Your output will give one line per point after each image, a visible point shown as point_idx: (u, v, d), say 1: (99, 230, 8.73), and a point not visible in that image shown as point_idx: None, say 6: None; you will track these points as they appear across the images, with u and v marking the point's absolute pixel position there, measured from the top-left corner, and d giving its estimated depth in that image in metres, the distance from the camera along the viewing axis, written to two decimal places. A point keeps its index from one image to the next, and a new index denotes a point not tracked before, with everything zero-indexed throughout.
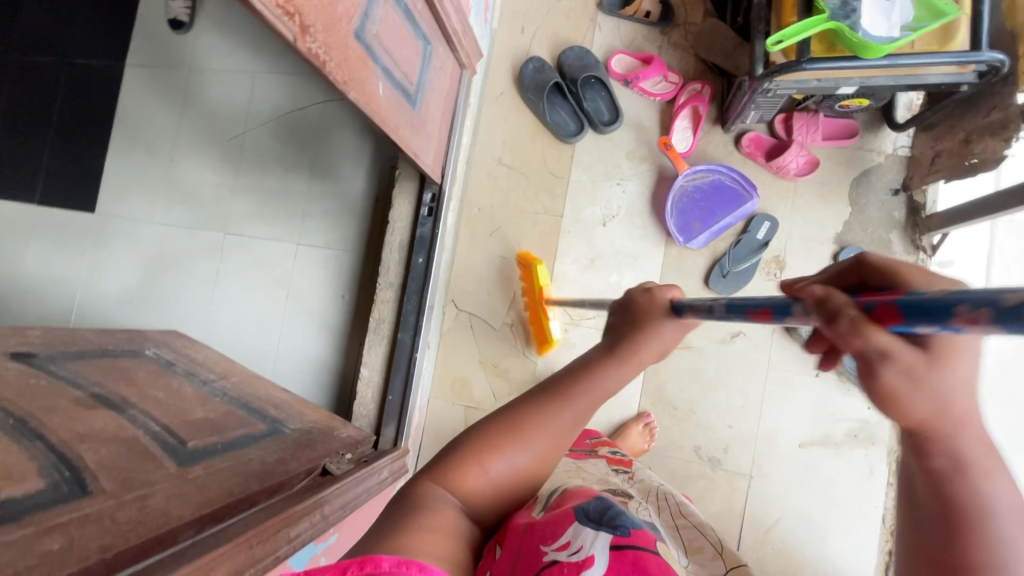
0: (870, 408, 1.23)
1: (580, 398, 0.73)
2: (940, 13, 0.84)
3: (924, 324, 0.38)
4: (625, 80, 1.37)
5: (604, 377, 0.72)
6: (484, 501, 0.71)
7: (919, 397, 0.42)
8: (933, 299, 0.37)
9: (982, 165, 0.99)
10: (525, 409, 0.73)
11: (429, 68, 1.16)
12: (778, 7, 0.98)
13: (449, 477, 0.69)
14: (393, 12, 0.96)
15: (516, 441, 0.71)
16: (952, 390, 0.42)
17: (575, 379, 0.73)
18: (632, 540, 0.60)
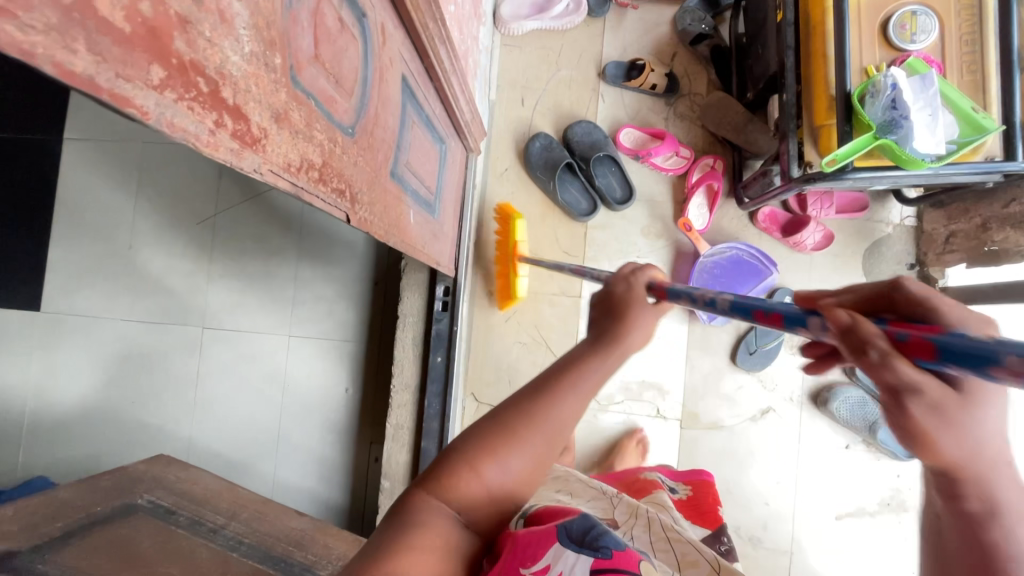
0: (901, 476, 1.27)
1: (580, 394, 0.58)
2: (980, 128, 0.86)
3: (958, 367, 0.32)
4: (636, 155, 1.34)
5: (604, 368, 0.59)
6: (478, 515, 0.57)
7: (941, 438, 0.36)
8: (978, 336, 0.31)
9: (1004, 254, 1.03)
10: (511, 415, 0.57)
11: (445, 167, 1.08)
12: (807, 104, 0.98)
13: (440, 487, 0.55)
14: (417, 131, 0.88)
15: (510, 449, 0.56)
16: (988, 433, 0.36)
17: (570, 369, 0.59)
18: (615, 563, 0.51)
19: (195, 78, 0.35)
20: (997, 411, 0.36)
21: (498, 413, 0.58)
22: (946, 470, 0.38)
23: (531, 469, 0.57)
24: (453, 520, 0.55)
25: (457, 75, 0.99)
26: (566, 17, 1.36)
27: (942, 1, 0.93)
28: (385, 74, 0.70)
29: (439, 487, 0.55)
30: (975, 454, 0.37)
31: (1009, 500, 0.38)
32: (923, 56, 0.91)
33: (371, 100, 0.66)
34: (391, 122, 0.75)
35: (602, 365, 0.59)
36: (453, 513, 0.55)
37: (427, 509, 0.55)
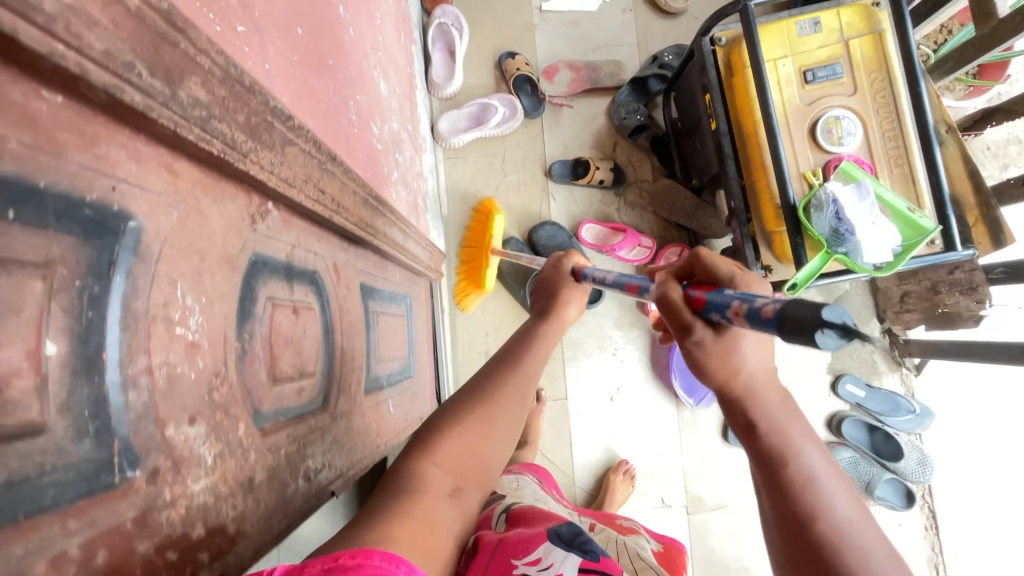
0: (903, 523, 1.26)
1: (536, 354, 0.74)
2: (920, 231, 0.89)
3: (714, 315, 0.44)
4: (600, 249, 1.36)
5: (546, 335, 0.77)
6: (470, 473, 0.61)
7: (713, 365, 0.46)
8: (731, 293, 0.44)
9: (957, 317, 1.08)
10: (488, 379, 0.68)
11: (413, 319, 1.05)
12: (757, 210, 1.02)
13: (431, 449, 0.60)
14: (383, 316, 0.86)
15: (484, 404, 0.65)
16: (747, 362, 0.46)
17: (524, 339, 0.76)
18: (602, 565, 0.59)
19: (161, 559, 0.32)
20: (754, 344, 0.46)
21: (478, 381, 0.68)
22: (722, 392, 0.48)
23: (505, 423, 0.66)
24: (450, 480, 0.59)
25: (409, 236, 0.98)
26: (504, 124, 1.37)
27: (859, 101, 0.98)
28: (345, 303, 0.69)
29: (432, 446, 0.60)
30: (728, 379, 0.46)
31: (757, 411, 0.47)
32: (854, 158, 0.96)
33: (336, 348, 0.64)
34: (359, 339, 0.73)
35: (546, 334, 0.77)
36: (449, 469, 0.59)
37: (414, 471, 0.57)
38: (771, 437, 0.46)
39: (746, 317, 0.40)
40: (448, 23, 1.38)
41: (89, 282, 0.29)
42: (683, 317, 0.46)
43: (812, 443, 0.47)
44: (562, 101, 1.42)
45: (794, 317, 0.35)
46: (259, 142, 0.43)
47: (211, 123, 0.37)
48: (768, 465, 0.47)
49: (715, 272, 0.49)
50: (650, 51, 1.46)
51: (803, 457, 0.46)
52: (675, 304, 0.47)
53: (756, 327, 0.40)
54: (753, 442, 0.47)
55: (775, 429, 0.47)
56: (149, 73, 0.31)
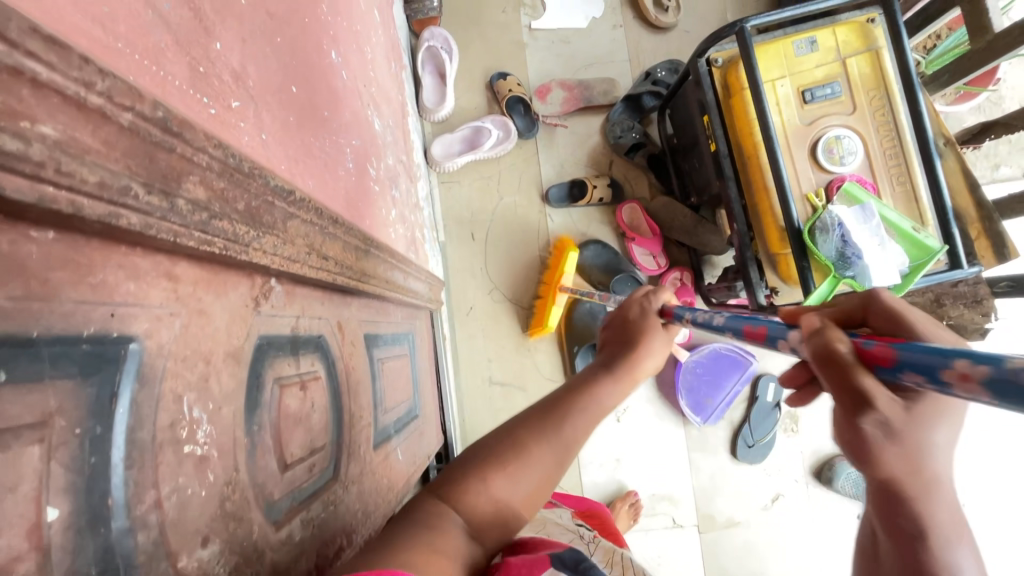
0: None
1: (590, 419, 0.63)
2: (925, 252, 0.88)
3: (910, 374, 0.37)
4: (624, 232, 1.36)
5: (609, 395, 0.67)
6: (490, 529, 0.54)
7: (888, 454, 0.42)
8: (932, 348, 0.37)
9: (962, 329, 1.07)
10: (526, 426, 0.61)
11: (416, 355, 1.03)
12: (760, 232, 1.01)
13: (457, 494, 0.54)
14: (387, 362, 0.84)
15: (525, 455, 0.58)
16: (931, 454, 0.43)
17: (579, 396, 0.65)
18: None
19: None
20: (946, 434, 0.43)
21: (518, 425, 0.61)
22: (891, 484, 0.44)
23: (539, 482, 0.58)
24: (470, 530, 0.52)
25: (409, 274, 0.96)
26: (499, 147, 1.35)
27: (859, 120, 0.97)
28: (350, 361, 0.66)
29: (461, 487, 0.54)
30: (909, 473, 0.43)
31: (929, 519, 0.45)
32: (857, 179, 0.95)
33: (343, 411, 0.61)
34: (365, 394, 0.70)
35: (605, 398, 0.66)
36: (487, 509, 0.54)
37: (435, 511, 0.52)
38: (936, 549, 0.44)
39: (973, 380, 0.33)
40: (437, 45, 1.34)
41: (89, 424, 0.27)
42: (857, 373, 0.40)
43: (978, 571, 0.45)
44: (556, 121, 1.41)
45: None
46: (260, 227, 0.41)
47: (212, 223, 0.34)
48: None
49: (898, 318, 0.45)
50: (642, 66, 1.45)
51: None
52: (843, 353, 0.41)
53: (997, 399, 0.32)
54: (908, 546, 0.46)
55: (941, 546, 0.45)
56: (146, 190, 0.28)
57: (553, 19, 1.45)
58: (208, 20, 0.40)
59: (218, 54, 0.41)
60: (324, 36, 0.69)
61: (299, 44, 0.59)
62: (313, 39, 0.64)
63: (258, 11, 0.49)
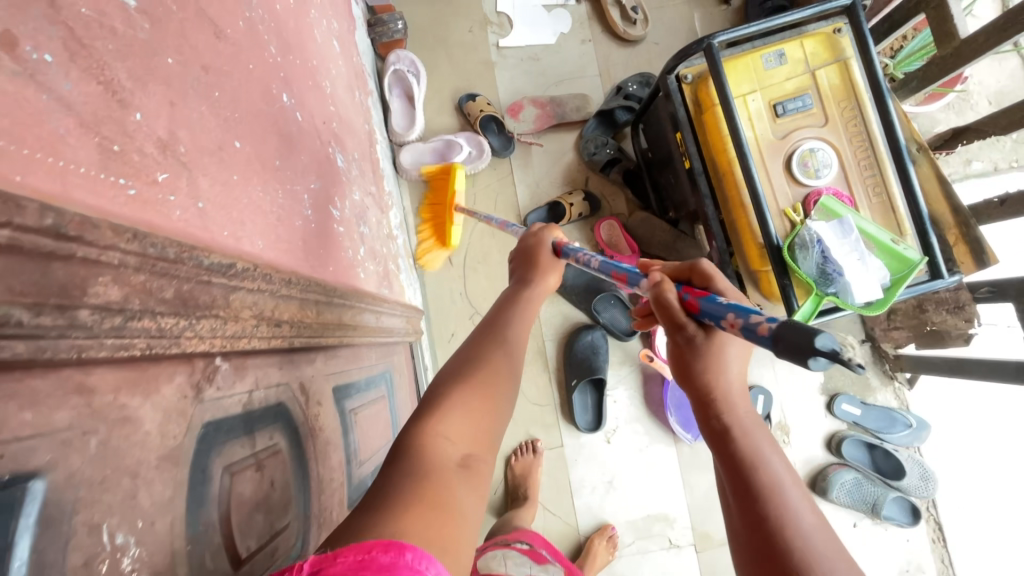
0: (909, 539, 1.25)
1: (520, 320, 0.71)
2: (906, 263, 0.87)
3: (709, 318, 0.49)
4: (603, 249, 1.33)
5: (529, 305, 0.75)
6: (473, 434, 0.56)
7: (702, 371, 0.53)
8: (724, 302, 0.48)
9: (946, 335, 1.06)
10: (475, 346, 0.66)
11: (395, 395, 0.99)
12: (739, 249, 0.99)
13: (440, 415, 0.55)
14: (362, 411, 0.80)
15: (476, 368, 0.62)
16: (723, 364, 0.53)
17: (508, 310, 0.72)
18: None
19: None
20: (737, 352, 0.53)
21: (467, 352, 0.65)
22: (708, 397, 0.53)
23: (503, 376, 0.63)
24: (461, 452, 0.53)
25: (382, 313, 0.92)
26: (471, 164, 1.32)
27: (831, 132, 0.96)
28: (317, 423, 0.62)
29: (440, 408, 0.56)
30: (714, 386, 0.53)
31: (733, 418, 0.53)
32: (833, 191, 0.94)
33: (311, 480, 0.58)
34: (336, 453, 0.66)
35: (529, 304, 0.74)
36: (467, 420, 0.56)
37: (422, 445, 0.51)
38: (744, 445, 0.52)
39: (739, 324, 0.45)
40: (403, 67, 1.32)
41: None
42: (678, 316, 0.51)
43: (780, 456, 0.52)
44: (531, 140, 1.39)
45: (790, 334, 0.38)
46: (193, 312, 0.37)
47: (127, 325, 0.31)
48: (740, 474, 0.51)
49: (711, 282, 0.55)
50: (613, 80, 1.43)
51: (767, 467, 0.51)
52: (671, 302, 0.52)
53: (745, 338, 0.44)
54: (728, 450, 0.52)
55: (749, 440, 0.52)
56: (34, 312, 0.25)
57: (521, 37, 1.43)
58: (125, 91, 0.36)
59: (138, 126, 0.37)
60: (273, 79, 0.65)
61: (243, 94, 0.55)
62: (260, 84, 0.61)
63: (190, 67, 0.46)
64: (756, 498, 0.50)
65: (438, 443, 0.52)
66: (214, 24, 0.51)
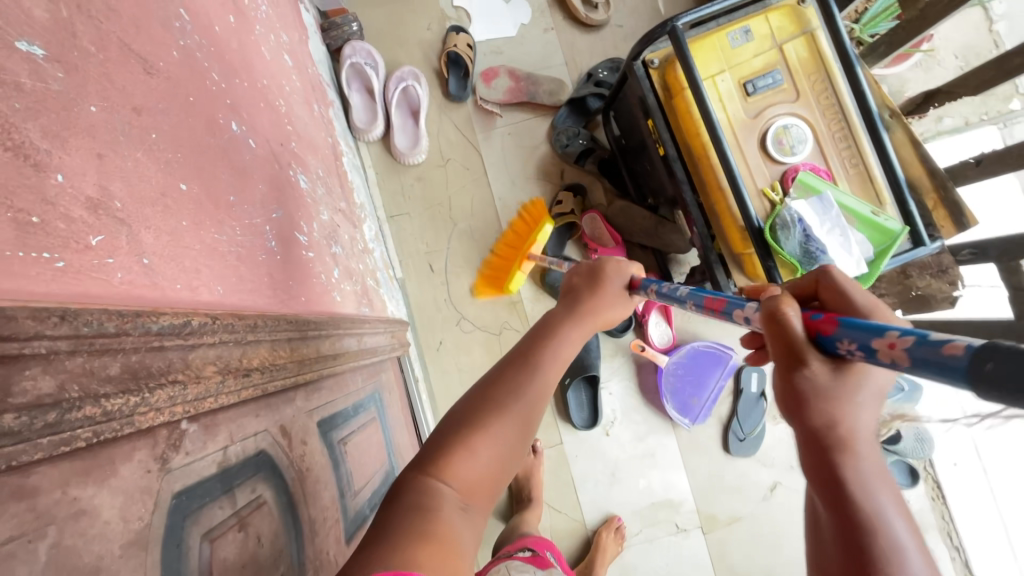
0: (910, 499, 1.28)
1: (552, 362, 0.63)
2: (887, 233, 0.87)
3: (851, 339, 0.43)
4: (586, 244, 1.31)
5: (577, 332, 0.67)
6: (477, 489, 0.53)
7: (820, 406, 0.45)
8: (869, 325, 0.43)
9: (931, 300, 1.05)
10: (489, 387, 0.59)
11: (386, 413, 0.97)
12: (721, 233, 0.97)
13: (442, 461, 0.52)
14: (351, 440, 0.77)
15: (496, 414, 0.56)
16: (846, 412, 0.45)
17: (540, 345, 0.64)
18: None
19: None
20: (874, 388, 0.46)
21: (485, 390, 0.59)
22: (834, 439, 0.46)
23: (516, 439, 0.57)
24: (462, 497, 0.52)
25: (365, 335, 0.89)
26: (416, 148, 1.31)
27: (804, 106, 0.94)
28: (305, 463, 0.60)
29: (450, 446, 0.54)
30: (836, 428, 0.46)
31: (854, 470, 0.46)
32: (810, 167, 0.93)
33: (302, 525, 0.56)
34: (327, 490, 0.64)
35: (568, 339, 0.66)
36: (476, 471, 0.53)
37: (425, 491, 0.50)
38: (859, 498, 0.45)
39: (902, 352, 0.39)
40: (360, 61, 1.29)
41: None
42: (801, 344, 0.45)
43: (900, 512, 0.46)
44: (494, 108, 1.36)
45: (999, 357, 0.32)
46: (146, 384, 0.35)
47: (63, 419, 0.28)
48: (850, 528, 0.45)
49: (846, 300, 0.51)
50: (580, 68, 1.40)
51: (887, 523, 0.45)
52: (795, 324, 0.46)
53: (918, 360, 0.38)
54: (839, 500, 0.46)
55: (869, 495, 0.46)
56: None
57: (482, 31, 1.39)
58: (39, 153, 0.33)
59: (60, 188, 0.34)
60: (218, 107, 0.61)
61: (183, 130, 0.52)
62: (203, 116, 0.57)
63: (118, 111, 0.42)
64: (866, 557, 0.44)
65: (443, 493, 0.51)
66: (142, 59, 0.48)
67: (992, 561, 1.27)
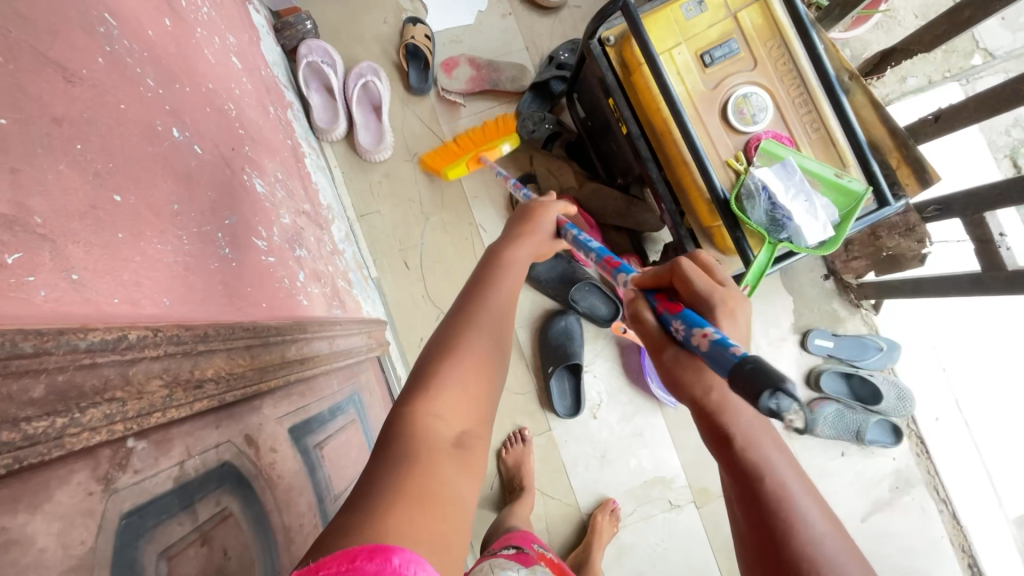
0: (896, 458, 1.30)
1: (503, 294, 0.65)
2: (851, 196, 0.87)
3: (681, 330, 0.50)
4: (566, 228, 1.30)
5: (520, 263, 0.70)
6: (467, 411, 0.55)
7: (691, 376, 0.52)
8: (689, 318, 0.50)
9: (902, 259, 1.07)
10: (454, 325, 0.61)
11: (367, 414, 0.96)
12: (689, 206, 0.97)
13: (431, 396, 0.53)
14: (329, 444, 0.76)
15: (467, 338, 0.59)
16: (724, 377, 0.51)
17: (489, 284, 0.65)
18: None
19: None
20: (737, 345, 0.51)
21: (455, 327, 0.60)
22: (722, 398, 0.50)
23: (488, 367, 0.58)
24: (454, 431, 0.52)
25: (337, 337, 0.88)
26: (380, 143, 1.29)
27: (763, 73, 0.94)
28: (275, 471, 0.59)
29: (435, 381, 0.55)
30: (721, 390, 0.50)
31: (741, 427, 0.50)
32: (772, 134, 0.92)
33: (275, 532, 0.55)
34: (303, 495, 0.63)
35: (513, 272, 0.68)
36: (463, 391, 0.55)
37: (413, 436, 0.49)
38: (753, 454, 0.49)
39: (707, 340, 0.46)
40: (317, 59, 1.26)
41: None
42: (652, 328, 0.55)
43: (786, 459, 0.50)
44: (457, 98, 1.34)
45: (743, 374, 0.41)
46: (76, 404, 0.34)
47: None
48: (749, 483, 0.49)
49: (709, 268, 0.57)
50: (541, 52, 1.38)
51: (776, 474, 0.49)
52: (646, 315, 0.55)
53: (709, 356, 0.46)
54: (737, 461, 0.50)
55: (756, 448, 0.50)
56: None
57: (439, 21, 1.37)
58: None
59: None
60: (156, 113, 0.59)
61: (116, 140, 0.50)
62: (138, 124, 0.55)
63: (34, 123, 0.40)
64: (765, 508, 0.48)
65: (433, 424, 0.51)
66: (61, 67, 0.46)
67: (979, 512, 1.29)
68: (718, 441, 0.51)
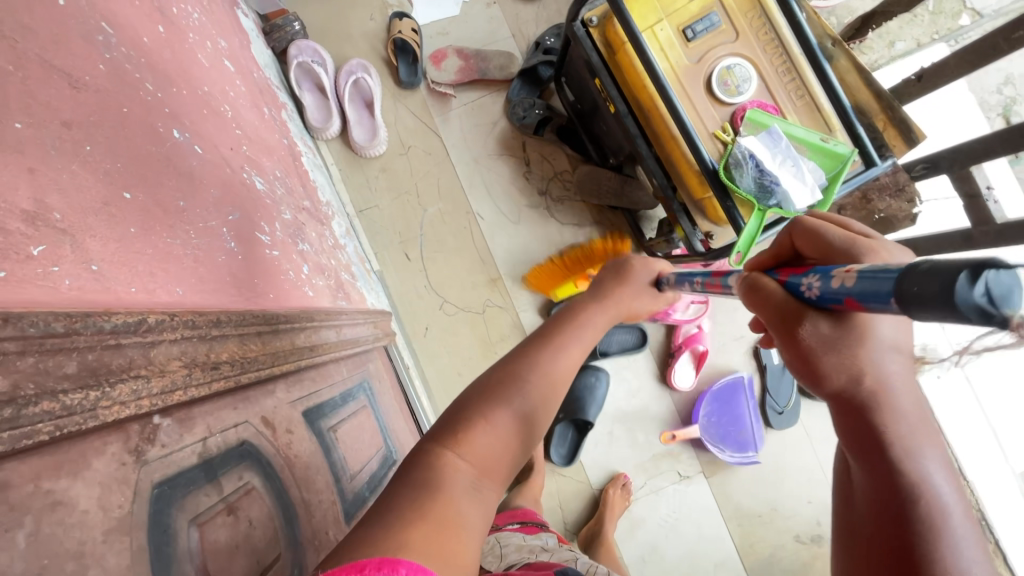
0: None
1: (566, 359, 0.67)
2: (839, 157, 0.89)
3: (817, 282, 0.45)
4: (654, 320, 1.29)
5: (594, 331, 0.73)
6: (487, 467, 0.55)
7: (830, 362, 0.47)
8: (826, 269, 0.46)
9: (894, 221, 1.08)
10: (494, 379, 0.63)
11: (378, 401, 0.99)
12: (681, 180, 0.99)
13: (461, 440, 0.54)
14: (342, 428, 0.79)
15: (498, 399, 0.59)
16: (874, 368, 0.47)
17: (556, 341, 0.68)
18: None
19: None
20: (894, 343, 0.47)
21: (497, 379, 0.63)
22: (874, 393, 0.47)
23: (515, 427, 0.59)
24: (473, 474, 0.53)
25: (344, 327, 0.91)
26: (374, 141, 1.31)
27: (745, 44, 0.95)
28: (292, 450, 0.62)
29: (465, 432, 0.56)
30: (863, 384, 0.47)
31: (896, 435, 0.48)
32: (757, 104, 0.94)
33: (296, 506, 0.58)
34: (320, 474, 0.66)
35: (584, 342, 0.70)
36: (488, 446, 0.55)
37: (434, 462, 0.52)
38: (904, 461, 0.48)
39: (851, 274, 0.42)
40: (307, 59, 1.27)
41: None
42: (778, 298, 0.50)
43: (943, 472, 0.48)
44: (448, 90, 1.36)
45: (917, 273, 0.34)
46: (106, 379, 0.36)
47: (20, 415, 0.30)
48: (895, 489, 0.48)
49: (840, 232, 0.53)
50: (527, 38, 1.40)
51: (930, 485, 0.47)
52: (768, 283, 0.51)
53: (862, 289, 0.40)
54: (885, 464, 0.48)
55: (912, 459, 0.48)
56: None
57: (424, 15, 1.39)
58: None
59: None
60: (156, 116, 0.62)
61: (122, 141, 0.53)
62: (140, 126, 0.57)
63: (46, 127, 0.43)
64: (907, 514, 0.47)
65: (451, 464, 0.52)
66: (66, 74, 0.48)
67: (985, 465, 1.31)
68: (862, 443, 0.49)
